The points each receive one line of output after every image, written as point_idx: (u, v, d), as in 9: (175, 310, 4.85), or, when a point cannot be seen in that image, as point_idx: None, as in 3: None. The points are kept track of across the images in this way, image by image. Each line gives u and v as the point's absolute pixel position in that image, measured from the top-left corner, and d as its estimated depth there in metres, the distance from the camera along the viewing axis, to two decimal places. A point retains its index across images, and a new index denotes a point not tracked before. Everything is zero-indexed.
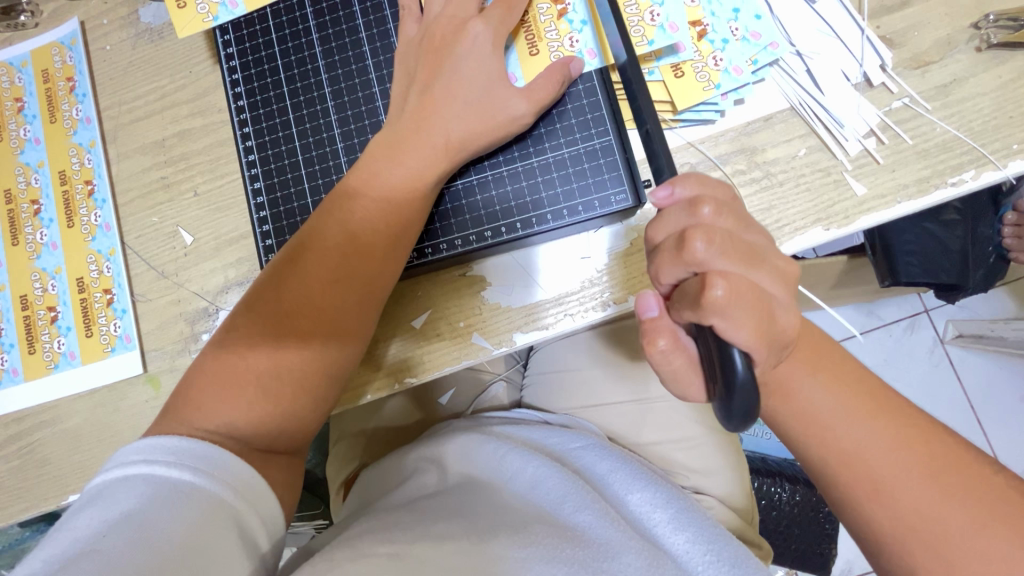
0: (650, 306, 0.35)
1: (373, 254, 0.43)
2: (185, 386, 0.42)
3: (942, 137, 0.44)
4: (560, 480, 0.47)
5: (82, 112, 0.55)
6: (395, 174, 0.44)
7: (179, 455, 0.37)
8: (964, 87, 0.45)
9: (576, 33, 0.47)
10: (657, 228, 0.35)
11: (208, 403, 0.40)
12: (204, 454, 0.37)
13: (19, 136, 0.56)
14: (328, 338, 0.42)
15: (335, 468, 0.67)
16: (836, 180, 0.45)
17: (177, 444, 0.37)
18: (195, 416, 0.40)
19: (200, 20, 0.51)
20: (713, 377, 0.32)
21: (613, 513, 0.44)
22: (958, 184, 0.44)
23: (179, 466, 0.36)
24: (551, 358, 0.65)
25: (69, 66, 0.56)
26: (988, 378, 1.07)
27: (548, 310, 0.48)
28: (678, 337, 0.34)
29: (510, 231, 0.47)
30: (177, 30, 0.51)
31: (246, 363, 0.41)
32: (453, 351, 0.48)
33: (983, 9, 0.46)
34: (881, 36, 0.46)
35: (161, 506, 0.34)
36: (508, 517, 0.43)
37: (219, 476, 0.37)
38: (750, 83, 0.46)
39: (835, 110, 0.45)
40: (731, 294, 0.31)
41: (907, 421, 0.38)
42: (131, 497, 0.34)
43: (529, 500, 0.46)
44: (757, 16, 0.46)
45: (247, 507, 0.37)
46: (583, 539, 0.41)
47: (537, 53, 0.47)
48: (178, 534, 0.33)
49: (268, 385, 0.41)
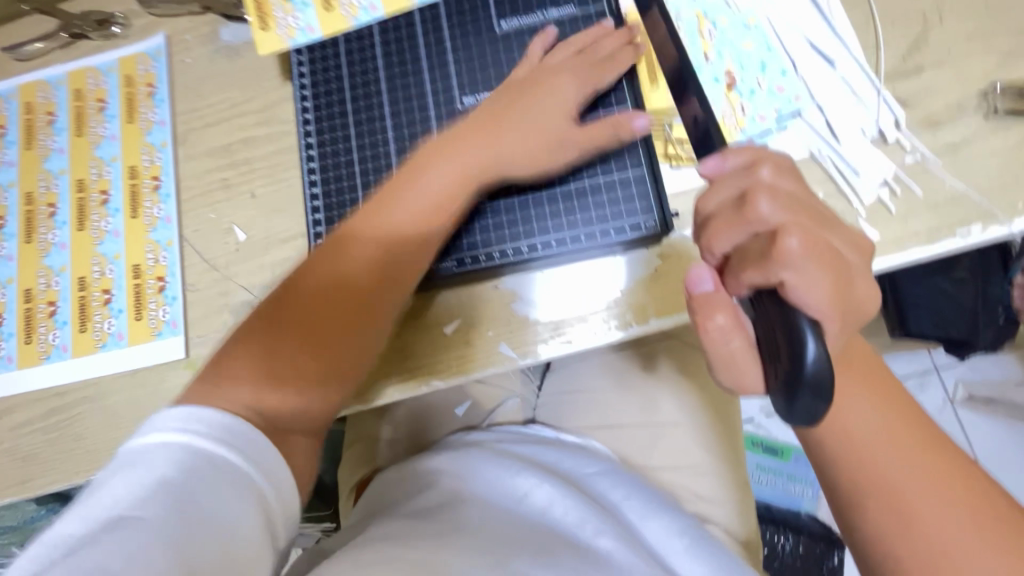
0: (702, 279, 0.36)
1: (407, 247, 0.47)
2: (218, 358, 0.45)
3: (951, 191, 0.48)
4: (576, 503, 0.49)
5: (158, 115, 0.61)
6: (437, 185, 0.48)
7: (218, 431, 0.38)
8: (972, 148, 0.48)
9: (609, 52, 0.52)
10: (712, 193, 0.36)
11: (235, 380, 0.43)
12: (244, 434, 0.39)
13: (98, 133, 0.61)
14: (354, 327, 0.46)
15: (350, 471, 0.69)
16: (851, 225, 0.48)
17: (217, 421, 0.39)
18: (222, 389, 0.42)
19: (280, 40, 0.57)
20: (776, 356, 0.32)
21: (630, 540, 0.47)
22: (966, 237, 0.47)
23: (220, 441, 0.38)
24: (569, 378, 0.68)
25: (151, 75, 0.62)
26: (997, 443, 1.07)
27: (571, 326, 0.51)
28: (736, 313, 0.35)
29: (545, 248, 0.51)
30: (258, 47, 0.57)
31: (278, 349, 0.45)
32: (479, 358, 0.51)
33: (991, 79, 0.49)
34: (895, 97, 0.50)
35: (198, 479, 0.36)
36: (526, 535, 0.44)
37: (253, 460, 0.38)
38: (774, 130, 0.50)
39: (851, 160, 0.49)
40: (805, 247, 0.32)
41: (912, 460, 0.39)
42: (173, 464, 0.36)
43: (544, 521, 0.47)
44: (782, 72, 0.51)
45: (273, 499, 0.39)
46: (606, 564, 0.43)
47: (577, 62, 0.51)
48: (217, 513, 0.35)
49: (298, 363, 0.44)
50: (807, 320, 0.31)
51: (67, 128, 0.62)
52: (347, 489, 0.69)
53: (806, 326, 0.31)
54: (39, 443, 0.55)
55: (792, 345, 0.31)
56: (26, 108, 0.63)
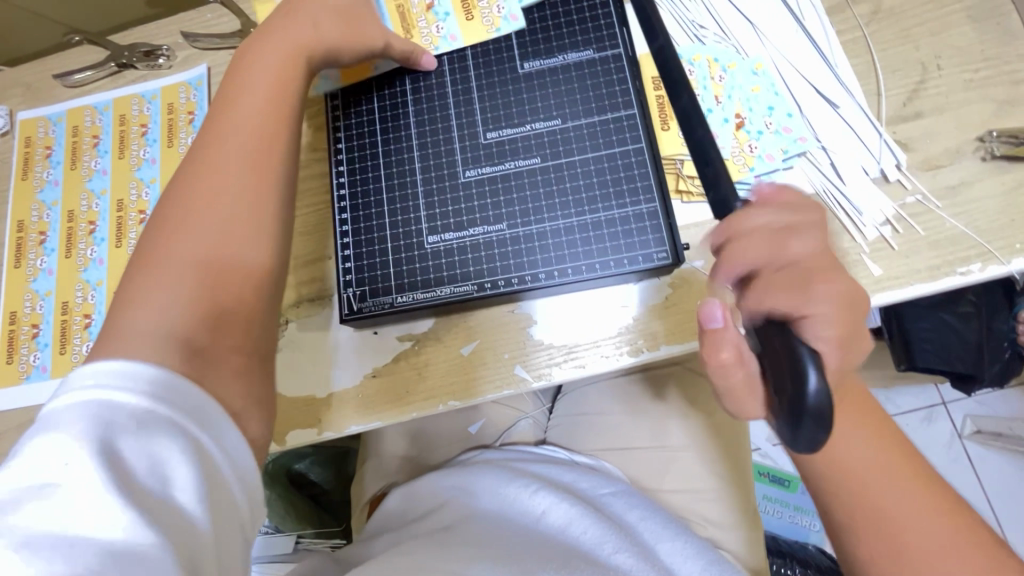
0: (716, 316, 0.37)
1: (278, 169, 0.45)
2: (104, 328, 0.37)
3: (951, 231, 0.50)
4: (592, 523, 0.50)
5: (196, 140, 0.64)
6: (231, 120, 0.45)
7: (153, 387, 0.33)
8: (971, 190, 0.51)
9: (503, 6, 0.56)
10: (760, 212, 0.34)
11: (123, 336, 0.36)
12: (179, 389, 0.34)
13: (139, 156, 0.65)
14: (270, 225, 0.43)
15: (362, 487, 0.71)
16: (855, 260, 0.50)
17: (142, 372, 0.33)
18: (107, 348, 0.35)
19: None
20: (778, 388, 0.31)
21: (645, 559, 0.49)
22: (966, 275, 0.49)
23: (154, 398, 0.33)
24: (579, 401, 0.69)
25: (192, 103, 0.65)
26: (1006, 479, 1.07)
27: (585, 350, 0.53)
28: (742, 349, 0.37)
29: (561, 276, 0.52)
30: None
31: (172, 255, 0.39)
32: (495, 379, 0.53)
33: (988, 125, 0.52)
34: (896, 141, 0.53)
35: (135, 439, 0.31)
36: (550, 553, 0.46)
37: (192, 417, 0.33)
38: (780, 169, 0.53)
39: (854, 199, 0.51)
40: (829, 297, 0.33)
41: (914, 491, 0.41)
42: (132, 430, 0.31)
43: (563, 539, 0.49)
44: (789, 114, 0.54)
45: (224, 458, 0.34)
46: None
47: (473, 20, 0.57)
48: (160, 475, 0.31)
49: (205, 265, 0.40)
50: (808, 351, 0.30)
51: (109, 150, 0.66)
52: (359, 506, 0.70)
53: (813, 357, 0.29)
54: None
55: (791, 374, 0.30)
56: (73, 132, 0.67)
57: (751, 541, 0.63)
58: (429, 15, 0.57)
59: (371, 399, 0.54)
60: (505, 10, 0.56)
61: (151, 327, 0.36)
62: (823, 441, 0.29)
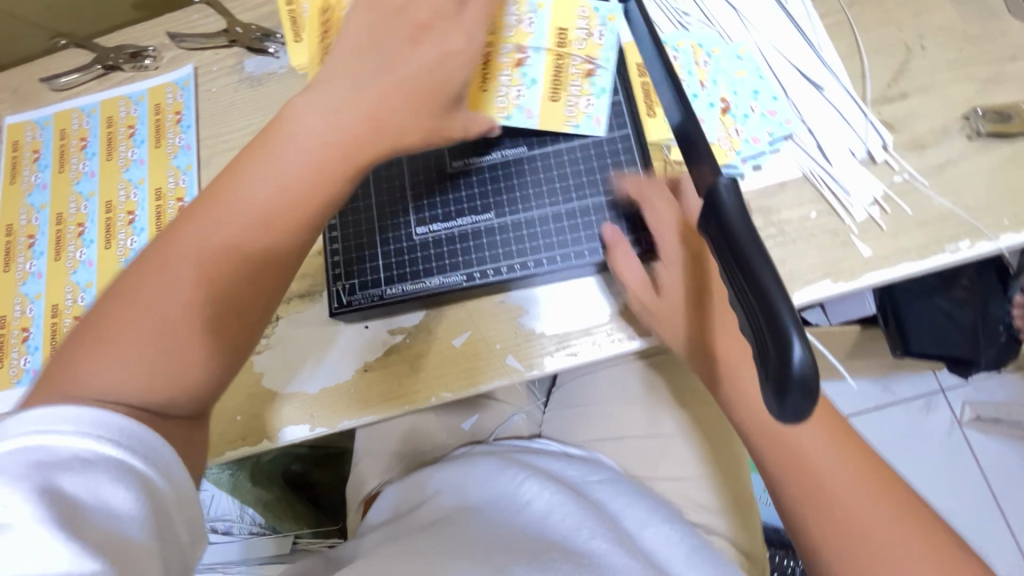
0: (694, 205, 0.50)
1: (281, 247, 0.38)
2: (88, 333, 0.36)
3: (939, 209, 0.50)
4: (574, 509, 0.50)
5: (184, 140, 0.64)
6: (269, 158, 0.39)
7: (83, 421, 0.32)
8: (957, 168, 0.51)
9: (592, 97, 0.53)
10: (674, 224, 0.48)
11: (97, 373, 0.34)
12: (117, 421, 0.33)
13: (127, 157, 0.65)
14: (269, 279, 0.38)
15: (357, 484, 0.70)
16: (844, 241, 0.50)
17: (81, 416, 0.32)
18: (77, 383, 0.34)
19: None
20: (764, 358, 0.29)
21: (626, 543, 0.48)
22: (955, 252, 0.49)
23: (86, 433, 0.32)
24: (573, 392, 0.69)
25: (179, 103, 0.65)
26: (1006, 465, 1.07)
27: (576, 338, 0.52)
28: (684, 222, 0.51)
29: (550, 263, 0.52)
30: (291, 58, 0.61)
31: (159, 288, 0.36)
32: (487, 369, 0.53)
33: (973, 103, 0.52)
34: (882, 121, 0.53)
35: (70, 475, 0.30)
36: (528, 543, 0.46)
37: (134, 447, 0.33)
38: (767, 152, 0.53)
39: (842, 180, 0.51)
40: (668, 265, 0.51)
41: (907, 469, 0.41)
42: (74, 468, 0.31)
43: (545, 526, 0.49)
44: (774, 97, 0.54)
45: (170, 487, 0.34)
46: (598, 564, 0.44)
47: (557, 98, 0.53)
48: (99, 506, 0.31)
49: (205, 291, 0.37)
50: (792, 321, 0.27)
51: (97, 152, 0.66)
52: (355, 504, 0.70)
53: (799, 329, 0.27)
54: None
55: (775, 343, 0.28)
56: (60, 135, 0.67)
57: (749, 527, 0.62)
58: (515, 74, 0.53)
59: (364, 393, 0.54)
60: (592, 108, 0.53)
61: (129, 373, 0.35)
62: (810, 412, 0.28)
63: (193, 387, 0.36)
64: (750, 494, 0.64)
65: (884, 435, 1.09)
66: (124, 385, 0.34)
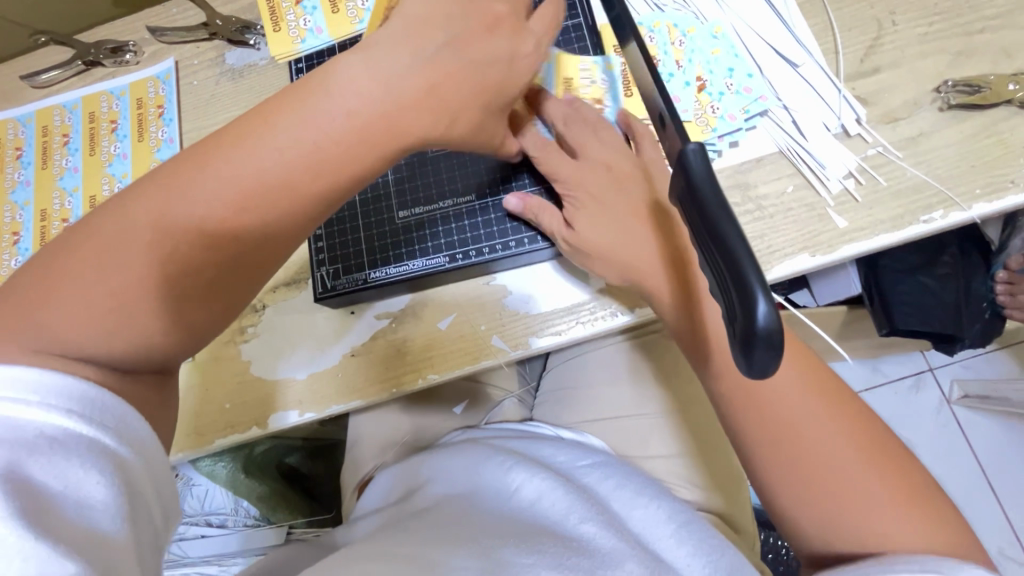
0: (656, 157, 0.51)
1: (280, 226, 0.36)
2: (56, 277, 0.33)
3: (913, 180, 0.51)
4: (562, 494, 0.50)
5: (166, 133, 0.64)
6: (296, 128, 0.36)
7: (58, 399, 0.30)
8: (930, 140, 0.52)
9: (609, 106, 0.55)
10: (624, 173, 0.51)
11: (71, 319, 0.32)
12: (94, 400, 0.31)
13: (111, 151, 0.65)
14: (258, 256, 0.36)
15: (350, 473, 0.71)
16: (820, 215, 0.51)
17: (54, 387, 0.30)
18: (55, 326, 0.32)
19: (291, 41, 0.62)
20: (733, 317, 0.29)
21: (614, 525, 0.48)
22: (929, 222, 0.50)
23: (59, 412, 0.30)
24: (562, 375, 0.70)
25: (160, 97, 0.65)
26: (995, 441, 1.08)
27: (560, 318, 0.53)
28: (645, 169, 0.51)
29: (532, 243, 0.53)
30: (272, 48, 0.62)
31: (135, 237, 0.33)
32: (473, 351, 0.53)
33: (944, 76, 0.53)
34: (856, 96, 0.53)
35: (42, 455, 0.29)
36: (516, 528, 0.47)
37: (107, 425, 0.31)
38: (743, 129, 0.53)
39: (818, 154, 0.52)
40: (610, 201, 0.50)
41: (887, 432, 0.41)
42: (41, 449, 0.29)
43: (533, 513, 0.49)
44: (749, 75, 0.54)
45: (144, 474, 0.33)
46: (586, 548, 0.45)
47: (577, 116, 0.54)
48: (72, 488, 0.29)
49: (186, 241, 0.34)
50: (757, 280, 0.28)
51: (80, 148, 0.66)
52: (348, 492, 0.70)
53: (765, 288, 0.28)
54: None
55: (741, 302, 0.28)
56: (43, 131, 0.67)
57: (736, 501, 0.63)
58: (528, 106, 0.54)
59: (350, 378, 0.54)
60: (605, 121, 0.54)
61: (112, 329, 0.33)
62: (776, 367, 0.28)
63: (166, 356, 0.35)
64: (737, 469, 0.65)
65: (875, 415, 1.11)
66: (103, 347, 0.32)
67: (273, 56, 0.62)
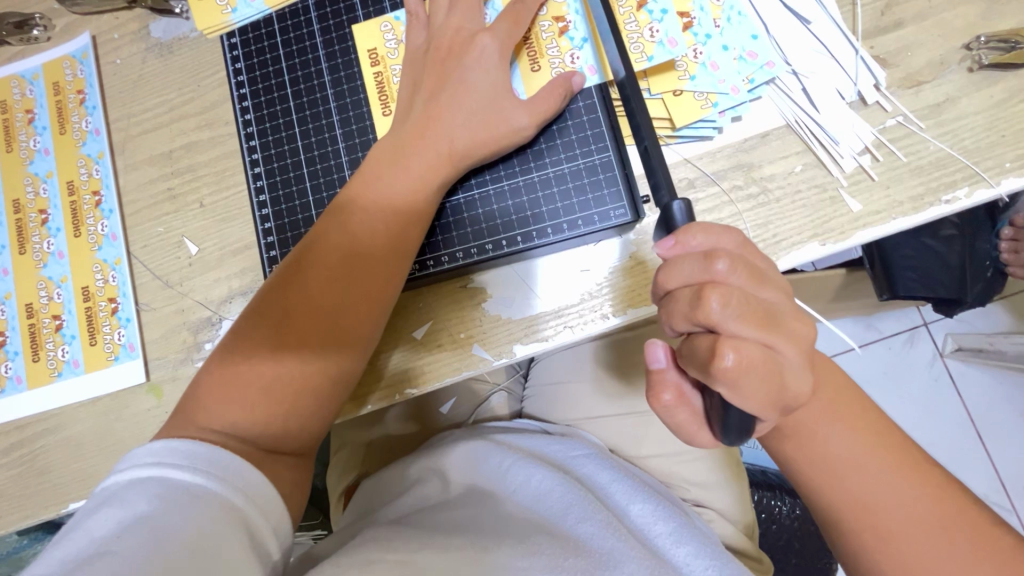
0: (658, 358, 0.36)
1: (359, 293, 0.44)
2: (197, 393, 0.43)
3: (936, 154, 0.45)
4: (563, 491, 0.48)
5: (91, 123, 0.56)
6: (359, 226, 0.45)
7: (189, 458, 0.39)
8: (957, 106, 0.46)
9: (576, 50, 0.49)
10: (668, 276, 0.33)
11: (217, 411, 0.42)
12: (225, 463, 0.39)
13: (30, 146, 0.57)
14: (341, 334, 0.44)
15: (335, 479, 0.68)
16: (832, 197, 0.46)
17: (190, 449, 0.39)
18: (203, 417, 0.42)
19: (220, 11, 0.55)
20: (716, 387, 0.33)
21: (614, 523, 0.46)
22: (952, 202, 0.45)
23: (192, 469, 0.38)
24: (549, 368, 0.66)
25: (80, 80, 0.57)
26: (989, 395, 1.07)
27: (547, 322, 0.48)
28: (684, 391, 0.36)
29: (511, 244, 0.48)
30: (198, 22, 0.55)
31: (255, 334, 0.44)
32: (453, 361, 0.49)
33: (975, 30, 0.46)
34: (874, 57, 0.47)
35: (164, 506, 0.36)
36: (516, 527, 0.44)
37: (232, 481, 0.39)
38: (746, 101, 0.47)
39: (830, 128, 0.46)
40: (742, 363, 0.30)
41: (889, 442, 0.40)
42: (168, 505, 0.36)
43: (533, 509, 0.47)
44: (753, 36, 0.47)
45: (258, 517, 0.39)
46: (584, 548, 0.42)
47: (539, 69, 0.49)
48: (201, 539, 0.35)
49: (289, 324, 0.44)
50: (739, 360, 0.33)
51: None
52: (335, 498, 0.68)
53: None
54: (3, 480, 0.53)
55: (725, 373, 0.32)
56: None
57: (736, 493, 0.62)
58: (563, 40, 0.49)
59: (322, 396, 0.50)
60: (581, 60, 0.49)
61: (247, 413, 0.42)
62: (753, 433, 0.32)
63: (307, 423, 0.44)
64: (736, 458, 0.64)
65: (867, 372, 1.10)
66: (240, 421, 0.42)
67: (201, 29, 0.55)
